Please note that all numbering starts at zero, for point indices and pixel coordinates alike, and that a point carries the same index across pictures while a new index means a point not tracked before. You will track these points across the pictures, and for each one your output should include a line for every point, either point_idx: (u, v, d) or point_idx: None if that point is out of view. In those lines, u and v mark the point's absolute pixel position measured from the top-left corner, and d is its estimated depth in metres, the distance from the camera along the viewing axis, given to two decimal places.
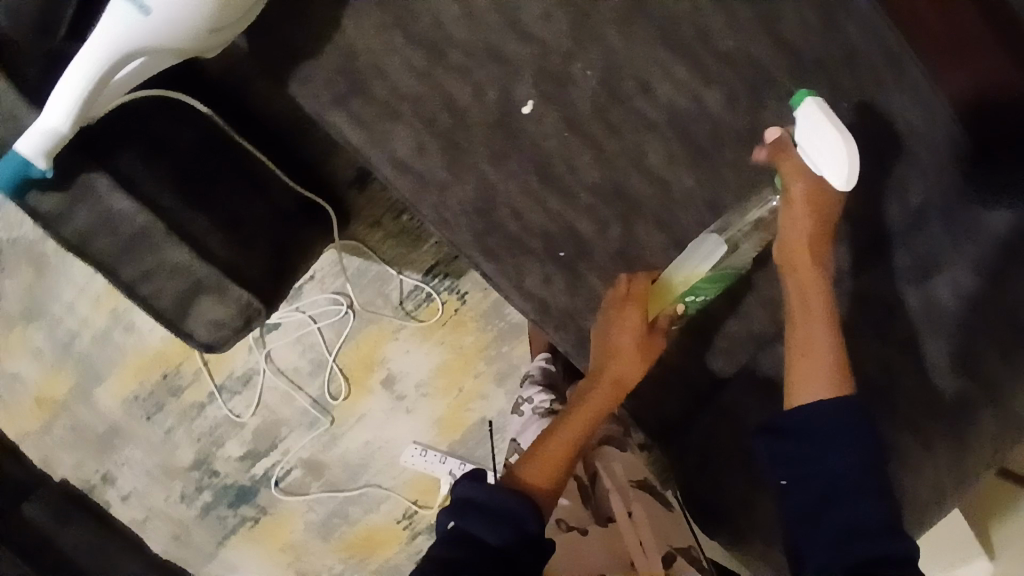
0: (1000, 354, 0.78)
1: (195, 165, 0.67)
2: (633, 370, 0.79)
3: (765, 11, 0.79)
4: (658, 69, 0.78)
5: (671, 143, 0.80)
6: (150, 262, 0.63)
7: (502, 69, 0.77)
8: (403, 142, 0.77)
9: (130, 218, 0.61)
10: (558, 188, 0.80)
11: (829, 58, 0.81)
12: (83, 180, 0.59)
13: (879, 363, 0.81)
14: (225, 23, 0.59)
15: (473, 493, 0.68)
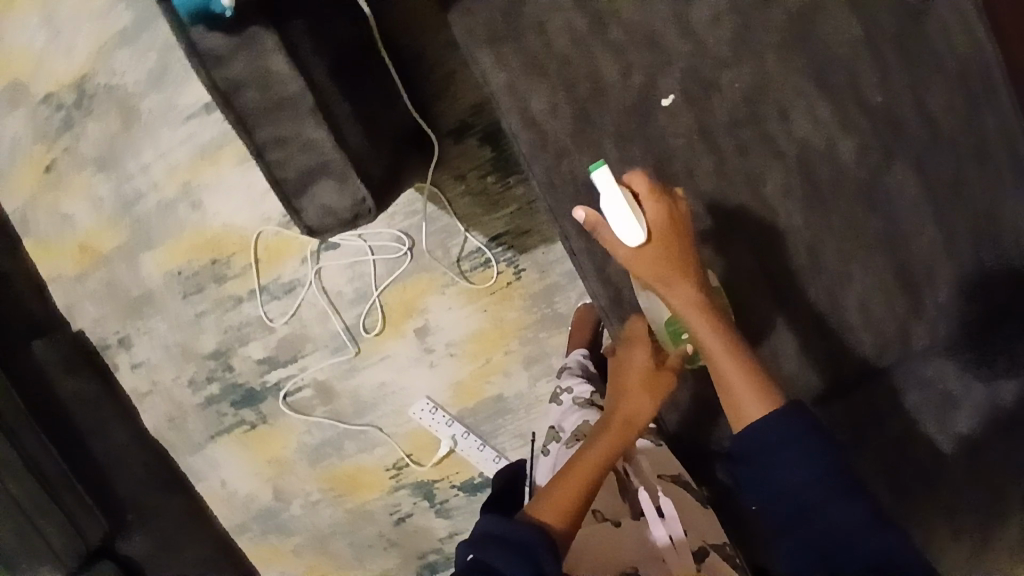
0: None
1: (347, 59, 0.71)
2: (644, 407, 0.78)
3: (919, 78, 0.80)
4: (800, 102, 0.79)
5: (792, 176, 0.80)
6: (286, 125, 0.64)
7: (655, 58, 0.78)
8: (539, 98, 0.78)
9: (283, 81, 0.62)
10: (670, 185, 0.80)
11: (969, 141, 0.81)
12: (251, 33, 0.61)
13: (928, 449, 0.80)
14: None
15: (492, 526, 0.70)
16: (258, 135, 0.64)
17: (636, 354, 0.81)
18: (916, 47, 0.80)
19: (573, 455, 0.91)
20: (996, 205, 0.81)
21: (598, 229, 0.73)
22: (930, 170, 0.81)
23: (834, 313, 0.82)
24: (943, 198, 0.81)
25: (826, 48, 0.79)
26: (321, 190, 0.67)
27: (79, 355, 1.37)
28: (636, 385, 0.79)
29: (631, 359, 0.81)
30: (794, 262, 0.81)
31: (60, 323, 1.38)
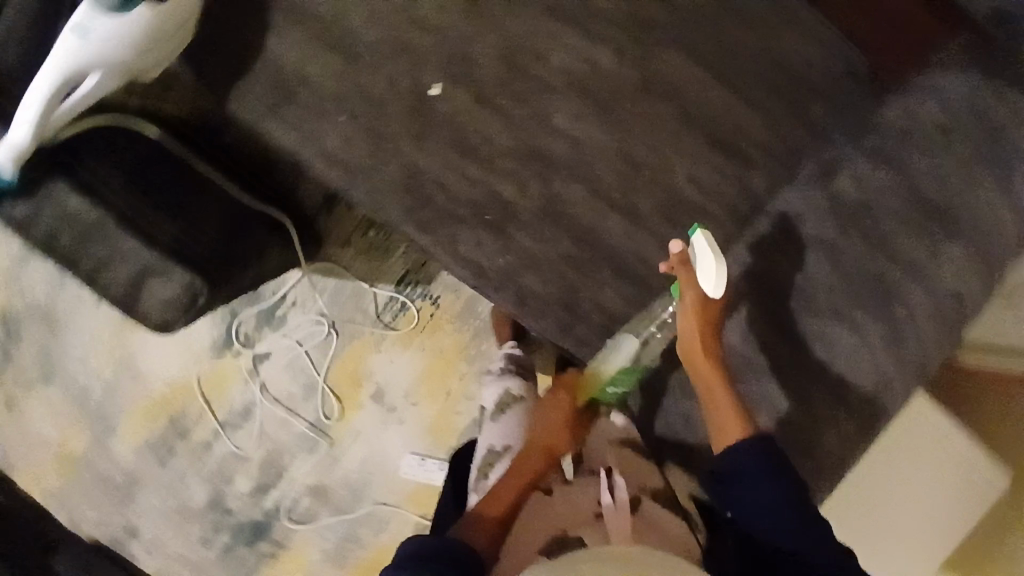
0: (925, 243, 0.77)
1: (151, 172, 0.81)
2: (563, 440, 0.82)
3: None
4: (549, 38, 0.86)
5: (574, 101, 0.86)
6: (98, 254, 0.76)
7: (409, 61, 0.85)
8: (331, 137, 0.86)
9: (84, 213, 0.75)
10: (476, 157, 0.87)
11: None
12: (48, 191, 0.75)
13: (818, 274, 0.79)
14: (156, 43, 0.73)
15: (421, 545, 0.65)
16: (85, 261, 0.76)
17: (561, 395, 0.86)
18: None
19: (500, 429, 0.92)
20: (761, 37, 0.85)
21: (676, 268, 0.78)
22: (692, 37, 0.86)
23: (671, 197, 0.87)
24: (715, 55, 0.86)
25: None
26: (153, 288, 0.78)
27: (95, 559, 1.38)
28: (558, 419, 0.83)
29: (557, 401, 0.86)
30: (613, 171, 0.87)
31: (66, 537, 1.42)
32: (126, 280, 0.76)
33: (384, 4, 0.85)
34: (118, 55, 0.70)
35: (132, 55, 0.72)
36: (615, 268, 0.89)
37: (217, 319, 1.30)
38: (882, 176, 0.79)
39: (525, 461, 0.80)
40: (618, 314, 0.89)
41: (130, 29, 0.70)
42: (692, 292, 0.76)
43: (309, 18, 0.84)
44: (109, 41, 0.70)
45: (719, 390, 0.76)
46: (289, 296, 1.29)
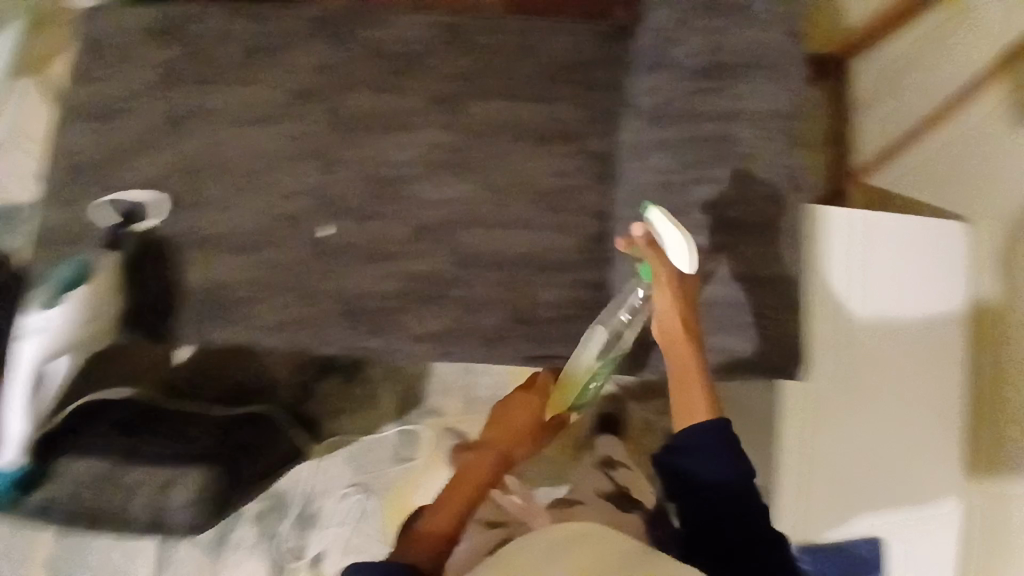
0: (733, 96, 0.87)
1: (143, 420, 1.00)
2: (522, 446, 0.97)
3: (418, 62, 1.05)
4: (384, 144, 1.03)
5: (430, 175, 1.02)
6: (116, 494, 0.96)
7: (296, 224, 1.01)
8: (269, 311, 0.99)
9: (84, 473, 0.95)
10: (383, 257, 1.00)
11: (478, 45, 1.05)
12: (58, 466, 0.95)
13: (677, 169, 0.87)
14: (97, 314, 0.95)
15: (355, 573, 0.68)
16: (131, 502, 0.97)
17: (525, 398, 0.99)
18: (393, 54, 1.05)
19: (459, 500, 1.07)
20: (523, 60, 1.04)
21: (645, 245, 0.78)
22: (477, 85, 1.04)
23: (544, 193, 1.02)
24: (510, 87, 1.04)
25: (359, 108, 1.04)
26: (177, 493, 0.96)
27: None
28: (524, 425, 0.97)
29: (525, 402, 0.99)
30: (491, 204, 1.01)
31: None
32: (153, 497, 0.97)
33: (257, 199, 1.02)
34: (68, 333, 0.92)
35: (79, 332, 0.93)
36: (541, 270, 1.01)
37: (259, 551, 1.26)
38: (662, 76, 0.90)
39: (479, 464, 0.93)
40: (566, 301, 1.01)
41: (68, 314, 0.92)
42: (665, 274, 0.76)
43: (207, 240, 1.01)
44: (55, 326, 0.92)
45: (691, 376, 0.72)
46: (314, 488, 1.28)
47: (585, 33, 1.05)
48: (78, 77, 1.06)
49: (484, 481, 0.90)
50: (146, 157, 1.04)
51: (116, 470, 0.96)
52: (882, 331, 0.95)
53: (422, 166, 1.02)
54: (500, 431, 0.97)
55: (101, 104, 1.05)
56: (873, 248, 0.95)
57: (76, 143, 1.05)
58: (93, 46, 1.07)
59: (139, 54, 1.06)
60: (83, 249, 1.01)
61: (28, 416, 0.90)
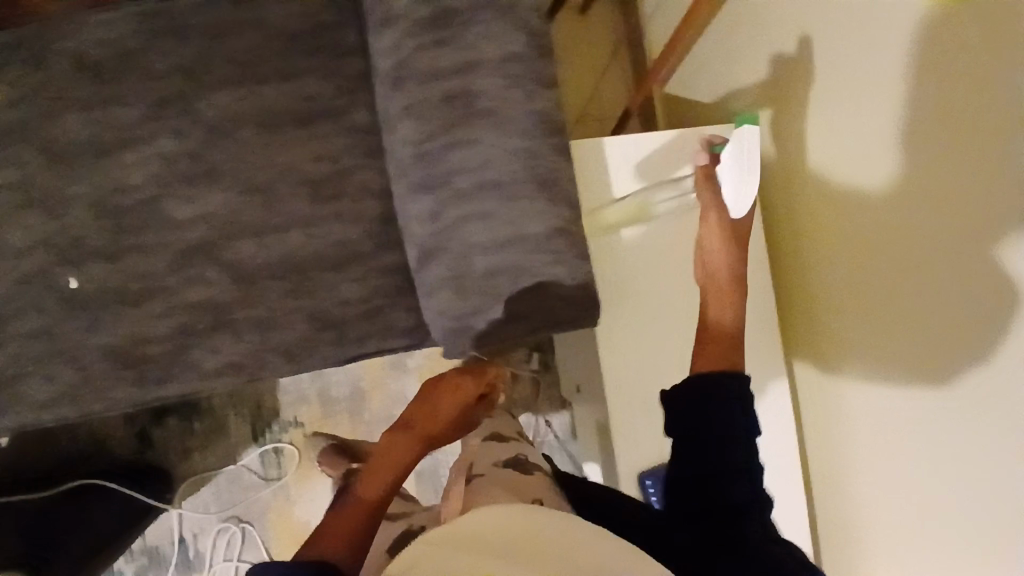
0: (463, 40, 0.79)
1: None
2: (440, 430, 0.94)
3: (123, 64, 0.89)
4: (116, 170, 0.90)
5: (182, 191, 0.91)
6: None
7: (36, 283, 0.88)
8: (35, 387, 0.87)
9: None
10: (152, 295, 0.90)
11: (192, 30, 0.91)
12: None
13: (427, 133, 0.80)
14: None
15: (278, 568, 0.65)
16: None
17: (460, 382, 0.98)
18: (95, 61, 0.89)
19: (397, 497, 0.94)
20: (253, 39, 0.92)
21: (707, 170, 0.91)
22: (207, 80, 0.91)
23: (315, 185, 0.93)
24: (247, 74, 0.92)
25: (73, 134, 0.89)
26: None
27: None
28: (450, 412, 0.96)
29: (456, 386, 0.98)
30: (258, 208, 0.92)
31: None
32: None
33: None
34: None
35: None
36: (332, 265, 0.93)
37: None
38: (391, 33, 0.81)
39: (390, 453, 0.88)
40: (367, 294, 0.94)
41: None
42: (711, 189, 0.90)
43: None
44: None
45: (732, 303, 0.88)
46: (186, 534, 1.21)
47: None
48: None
49: (408, 460, 0.88)
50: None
51: None
52: (672, 253, 0.97)
53: (169, 183, 0.90)
54: (424, 413, 0.95)
55: None
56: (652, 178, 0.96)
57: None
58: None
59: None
60: None
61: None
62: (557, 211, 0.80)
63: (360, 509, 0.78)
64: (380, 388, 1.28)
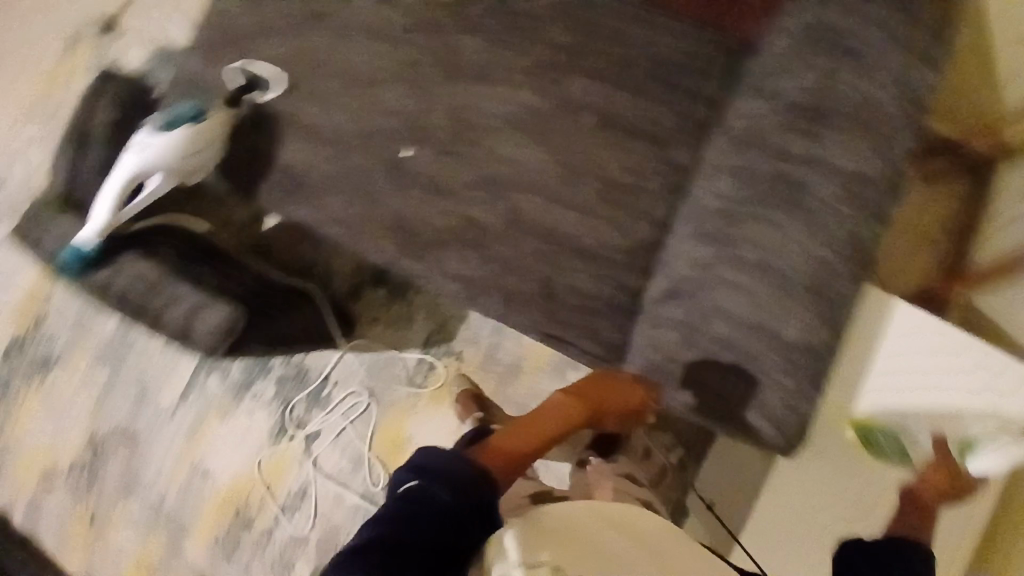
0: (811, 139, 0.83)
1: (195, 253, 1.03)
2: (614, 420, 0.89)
3: (538, 27, 1.06)
4: (483, 95, 1.07)
5: (517, 135, 1.05)
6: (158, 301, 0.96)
7: (384, 138, 1.09)
8: (337, 205, 1.08)
9: (145, 273, 0.97)
10: (447, 193, 1.07)
11: (599, 25, 1.04)
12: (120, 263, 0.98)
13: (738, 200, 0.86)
14: (198, 151, 0.99)
15: (429, 460, 0.69)
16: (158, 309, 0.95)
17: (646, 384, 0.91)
18: (520, 12, 1.07)
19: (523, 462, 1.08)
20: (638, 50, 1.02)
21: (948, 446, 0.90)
22: (585, 63, 1.04)
23: (612, 185, 1.01)
24: (617, 74, 1.02)
25: (472, 53, 1.08)
26: (202, 321, 0.95)
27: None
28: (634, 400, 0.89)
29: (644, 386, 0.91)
30: (559, 177, 1.03)
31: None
32: (186, 314, 0.95)
33: (357, 105, 1.10)
34: (172, 156, 0.97)
35: (177, 161, 0.98)
36: (581, 253, 1.00)
37: (271, 409, 1.40)
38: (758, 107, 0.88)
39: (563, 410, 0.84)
40: (594, 293, 0.99)
41: (179, 146, 0.97)
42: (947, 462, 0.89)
43: (306, 126, 1.11)
44: (164, 145, 0.97)
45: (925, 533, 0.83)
46: (330, 375, 1.40)
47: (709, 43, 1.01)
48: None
49: (572, 427, 0.83)
50: (276, 37, 1.14)
51: (162, 280, 0.97)
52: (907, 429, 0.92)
53: (512, 124, 1.06)
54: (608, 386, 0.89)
55: None
56: (942, 359, 0.91)
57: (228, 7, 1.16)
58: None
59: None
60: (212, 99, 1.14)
61: (112, 214, 0.96)
62: (812, 324, 0.81)
63: (520, 443, 0.77)
64: (534, 376, 1.34)
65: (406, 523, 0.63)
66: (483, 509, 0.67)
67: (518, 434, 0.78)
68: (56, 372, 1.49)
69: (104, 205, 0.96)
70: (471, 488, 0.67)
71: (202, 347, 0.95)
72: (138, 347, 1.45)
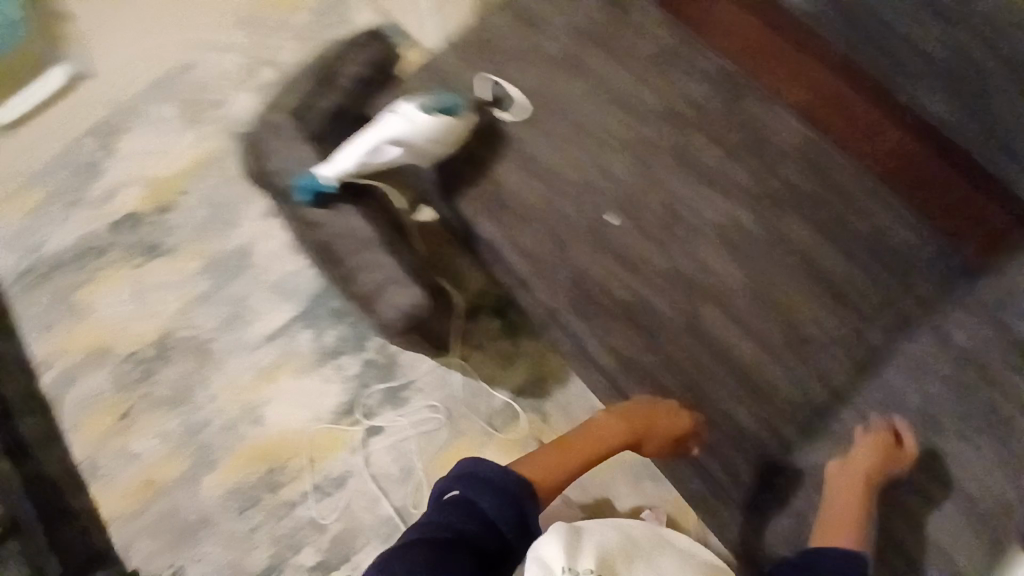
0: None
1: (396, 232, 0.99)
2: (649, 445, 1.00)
3: (775, 156, 1.04)
4: (703, 197, 1.04)
5: (720, 247, 1.02)
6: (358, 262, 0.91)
7: (595, 195, 1.07)
8: (529, 237, 1.08)
9: (364, 231, 0.93)
10: (635, 270, 1.04)
11: (833, 177, 1.02)
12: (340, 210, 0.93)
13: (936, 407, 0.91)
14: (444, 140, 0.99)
15: (476, 469, 0.85)
16: (354, 269, 0.90)
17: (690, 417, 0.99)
18: (766, 135, 1.04)
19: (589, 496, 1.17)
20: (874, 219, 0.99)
21: None
22: (813, 210, 1.01)
23: (799, 338, 0.98)
24: (842, 235, 0.99)
25: (705, 156, 1.05)
26: (391, 296, 0.88)
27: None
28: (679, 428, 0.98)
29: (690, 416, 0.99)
30: (746, 304, 1.00)
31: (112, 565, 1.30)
32: (380, 284, 0.89)
33: (582, 154, 1.09)
34: (428, 137, 0.96)
35: (428, 143, 0.97)
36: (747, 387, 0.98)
37: (347, 386, 1.39)
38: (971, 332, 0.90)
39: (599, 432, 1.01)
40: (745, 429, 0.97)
41: (438, 130, 0.97)
42: None
43: (527, 154, 1.11)
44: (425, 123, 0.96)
45: None
46: (416, 381, 1.38)
47: (945, 243, 0.97)
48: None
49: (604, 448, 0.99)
50: (530, 64, 1.14)
51: (374, 245, 0.92)
52: None
53: (714, 234, 1.03)
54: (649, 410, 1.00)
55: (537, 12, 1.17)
56: None
57: (498, 20, 1.19)
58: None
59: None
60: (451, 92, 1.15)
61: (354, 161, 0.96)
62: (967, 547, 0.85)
63: (562, 459, 0.96)
64: None
65: (461, 532, 0.78)
66: (524, 521, 0.84)
67: (555, 454, 0.96)
68: (159, 260, 1.50)
69: (350, 150, 0.96)
70: (515, 505, 0.83)
71: (383, 320, 0.88)
72: (250, 274, 1.47)
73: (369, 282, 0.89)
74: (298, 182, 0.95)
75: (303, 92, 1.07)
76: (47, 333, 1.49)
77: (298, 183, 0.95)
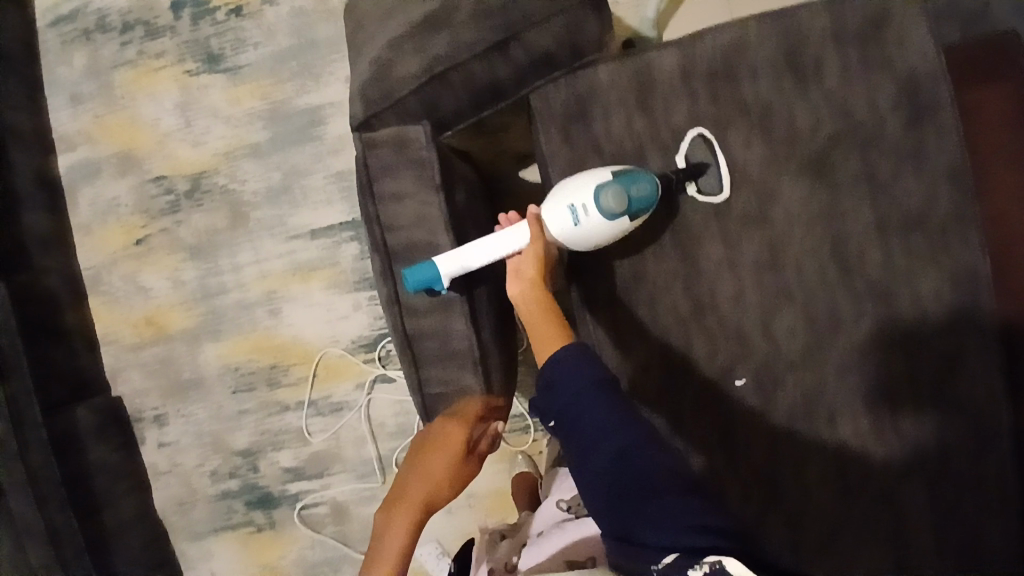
0: None
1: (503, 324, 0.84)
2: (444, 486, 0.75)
3: (949, 394, 0.80)
4: (851, 410, 0.82)
5: (828, 471, 0.82)
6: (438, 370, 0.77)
7: (737, 346, 0.84)
8: (635, 355, 0.85)
9: (458, 336, 0.76)
10: (728, 449, 0.83)
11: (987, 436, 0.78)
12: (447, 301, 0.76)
13: None
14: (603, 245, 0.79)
15: None
16: (426, 369, 0.77)
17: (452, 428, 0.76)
18: (955, 388, 0.79)
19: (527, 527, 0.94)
20: (1004, 556, 0.75)
21: None
22: (951, 498, 0.78)
23: None
24: (958, 531, 0.78)
25: (881, 374, 0.82)
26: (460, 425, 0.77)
27: (111, 422, 1.28)
28: (453, 445, 0.75)
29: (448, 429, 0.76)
30: (821, 546, 0.80)
31: (102, 386, 1.31)
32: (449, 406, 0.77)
33: (755, 293, 0.84)
34: (586, 243, 0.77)
35: (582, 247, 0.77)
36: None
37: (375, 323, 1.26)
38: None
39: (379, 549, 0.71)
40: None
41: (600, 237, 0.77)
42: None
43: (693, 256, 0.85)
44: (591, 228, 0.76)
45: None
46: None
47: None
48: (841, 3, 0.83)
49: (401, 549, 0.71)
50: (761, 137, 0.84)
51: (464, 358, 0.76)
52: None
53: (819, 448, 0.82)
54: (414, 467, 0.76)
55: (819, 64, 0.83)
56: None
57: (758, 45, 0.83)
58: (893, 8, 0.82)
59: (896, 72, 0.82)
60: (645, 126, 0.85)
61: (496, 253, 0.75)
62: None
63: None
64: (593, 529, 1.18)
65: None
66: None
67: None
68: (217, 78, 1.26)
69: (492, 242, 0.75)
70: None
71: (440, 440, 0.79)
72: (314, 149, 1.24)
73: (436, 393, 0.78)
74: (412, 276, 0.73)
75: (460, 48, 0.78)
76: (78, 105, 1.30)
77: (413, 278, 0.72)
